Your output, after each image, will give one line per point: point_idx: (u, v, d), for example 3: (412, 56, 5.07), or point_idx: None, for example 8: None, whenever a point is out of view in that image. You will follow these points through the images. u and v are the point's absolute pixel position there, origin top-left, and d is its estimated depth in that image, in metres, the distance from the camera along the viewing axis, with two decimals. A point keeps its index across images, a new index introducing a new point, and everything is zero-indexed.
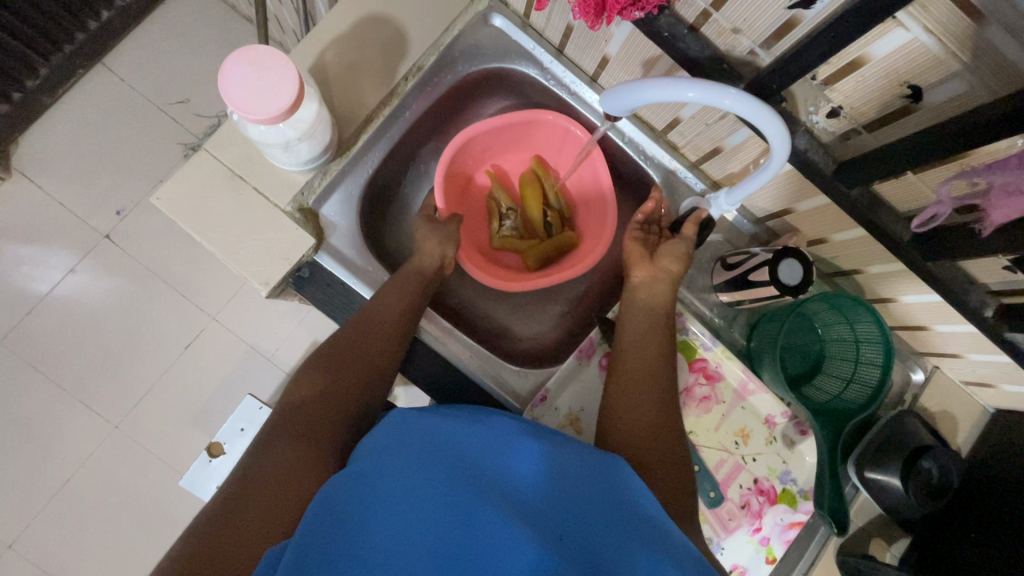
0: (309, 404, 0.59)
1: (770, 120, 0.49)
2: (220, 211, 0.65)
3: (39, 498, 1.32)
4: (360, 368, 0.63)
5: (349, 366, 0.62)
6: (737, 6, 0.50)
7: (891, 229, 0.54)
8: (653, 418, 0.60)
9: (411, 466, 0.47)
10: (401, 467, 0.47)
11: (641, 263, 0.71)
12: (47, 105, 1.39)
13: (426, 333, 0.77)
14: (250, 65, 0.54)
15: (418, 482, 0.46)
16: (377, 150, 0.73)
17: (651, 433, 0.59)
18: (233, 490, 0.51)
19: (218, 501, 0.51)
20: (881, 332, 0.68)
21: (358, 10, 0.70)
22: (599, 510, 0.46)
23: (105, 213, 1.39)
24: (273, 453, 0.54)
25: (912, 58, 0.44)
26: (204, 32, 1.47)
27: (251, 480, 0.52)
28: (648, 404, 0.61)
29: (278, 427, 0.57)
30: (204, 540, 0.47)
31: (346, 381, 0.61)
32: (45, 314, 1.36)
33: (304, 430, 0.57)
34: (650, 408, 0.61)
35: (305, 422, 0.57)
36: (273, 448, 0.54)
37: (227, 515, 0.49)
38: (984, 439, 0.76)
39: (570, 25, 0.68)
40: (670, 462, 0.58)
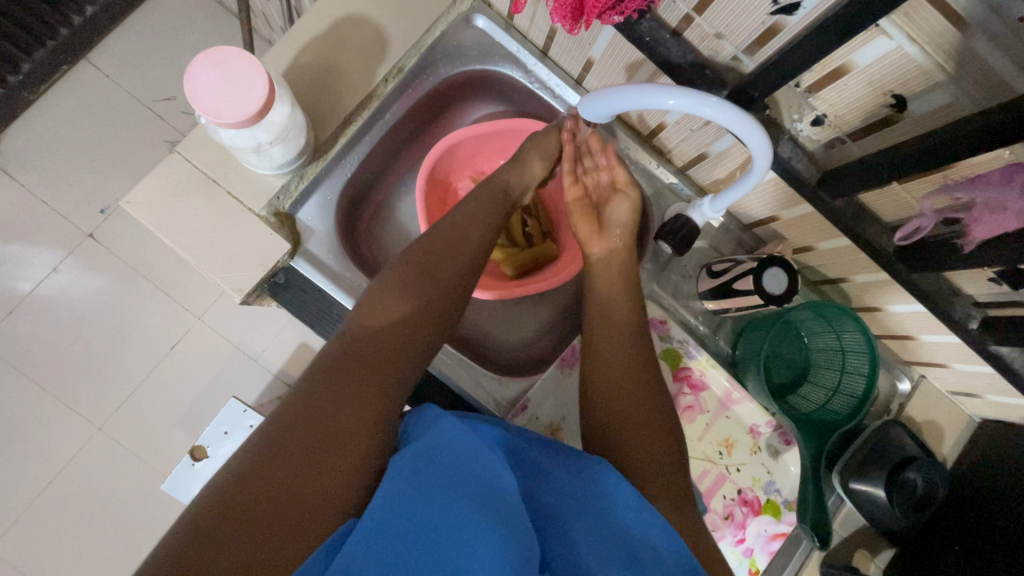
0: (360, 355, 0.53)
1: (751, 130, 0.48)
2: (193, 216, 0.63)
3: (22, 500, 1.30)
4: (420, 322, 0.58)
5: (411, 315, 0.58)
6: (719, 11, 0.49)
7: (875, 240, 0.54)
8: (635, 406, 0.58)
9: (423, 464, 0.44)
10: (407, 466, 0.44)
11: (592, 239, 0.70)
12: (29, 102, 1.36)
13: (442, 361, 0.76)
14: (217, 67, 0.53)
15: (434, 478, 0.43)
16: (357, 153, 0.71)
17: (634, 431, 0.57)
18: (274, 439, 0.46)
19: (264, 445, 0.46)
20: (867, 342, 0.67)
21: (337, 9, 0.69)
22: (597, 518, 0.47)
23: (89, 212, 1.37)
24: (316, 404, 0.49)
25: (896, 66, 0.43)
26: (191, 28, 1.45)
27: (295, 430, 0.47)
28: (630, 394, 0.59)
29: (326, 373, 0.51)
30: (242, 488, 0.43)
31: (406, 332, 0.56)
32: (26, 313, 1.34)
33: (358, 378, 0.51)
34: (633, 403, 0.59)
35: (356, 370, 0.52)
36: (325, 395, 0.49)
37: (269, 468, 0.44)
38: (969, 449, 0.75)
39: (554, 26, 0.66)
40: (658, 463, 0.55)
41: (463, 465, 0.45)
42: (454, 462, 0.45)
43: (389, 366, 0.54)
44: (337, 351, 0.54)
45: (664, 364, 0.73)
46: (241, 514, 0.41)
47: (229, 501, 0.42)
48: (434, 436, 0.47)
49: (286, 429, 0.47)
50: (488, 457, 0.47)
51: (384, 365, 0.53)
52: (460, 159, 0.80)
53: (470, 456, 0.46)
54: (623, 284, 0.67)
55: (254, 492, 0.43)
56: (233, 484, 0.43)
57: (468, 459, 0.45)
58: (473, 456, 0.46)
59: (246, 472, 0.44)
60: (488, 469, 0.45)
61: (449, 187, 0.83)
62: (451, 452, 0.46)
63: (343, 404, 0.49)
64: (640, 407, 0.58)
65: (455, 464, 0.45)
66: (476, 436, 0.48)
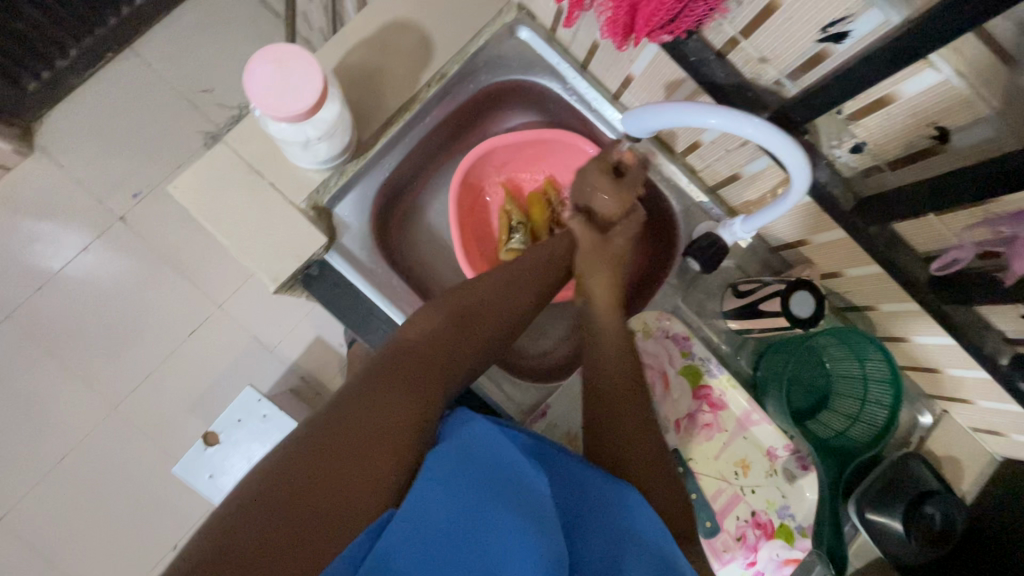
0: (406, 370, 0.53)
1: (792, 152, 0.48)
2: (236, 205, 0.65)
3: (34, 473, 1.33)
4: (468, 334, 0.59)
5: (461, 331, 0.59)
6: (766, 35, 0.50)
7: (909, 268, 0.54)
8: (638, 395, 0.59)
9: (458, 464, 0.47)
10: (442, 466, 0.47)
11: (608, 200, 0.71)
12: (74, 86, 1.41)
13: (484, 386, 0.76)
14: (276, 63, 0.55)
15: (466, 483, 0.46)
16: (396, 153, 0.73)
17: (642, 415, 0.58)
18: (311, 442, 0.46)
19: (305, 447, 0.46)
20: (892, 372, 0.68)
21: (386, 14, 0.71)
22: (616, 520, 0.49)
23: (122, 196, 1.41)
24: (355, 408, 0.49)
25: (941, 98, 0.44)
26: (232, 24, 1.49)
27: (333, 432, 0.47)
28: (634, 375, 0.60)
29: (369, 382, 0.51)
30: (284, 489, 0.43)
31: (452, 344, 0.58)
32: (55, 291, 1.37)
33: (401, 388, 0.51)
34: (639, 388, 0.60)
35: (398, 384, 0.52)
36: (372, 401, 0.49)
37: (305, 483, 0.44)
38: (990, 488, 0.74)
39: (596, 41, 0.68)
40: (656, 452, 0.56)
41: (489, 464, 0.48)
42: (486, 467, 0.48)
43: (434, 379, 0.55)
44: (381, 361, 0.54)
45: (684, 380, 0.74)
46: (283, 510, 0.42)
47: (269, 498, 0.43)
48: (464, 441, 0.50)
49: (324, 432, 0.46)
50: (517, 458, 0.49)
51: (422, 378, 0.53)
52: (492, 163, 0.81)
53: (497, 461, 0.48)
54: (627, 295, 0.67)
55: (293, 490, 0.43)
56: (267, 498, 0.42)
57: (497, 466, 0.48)
58: (502, 460, 0.48)
59: (283, 472, 0.44)
60: (518, 470, 0.48)
61: (480, 194, 0.84)
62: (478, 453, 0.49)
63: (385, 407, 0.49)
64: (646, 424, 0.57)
65: (482, 464, 0.48)
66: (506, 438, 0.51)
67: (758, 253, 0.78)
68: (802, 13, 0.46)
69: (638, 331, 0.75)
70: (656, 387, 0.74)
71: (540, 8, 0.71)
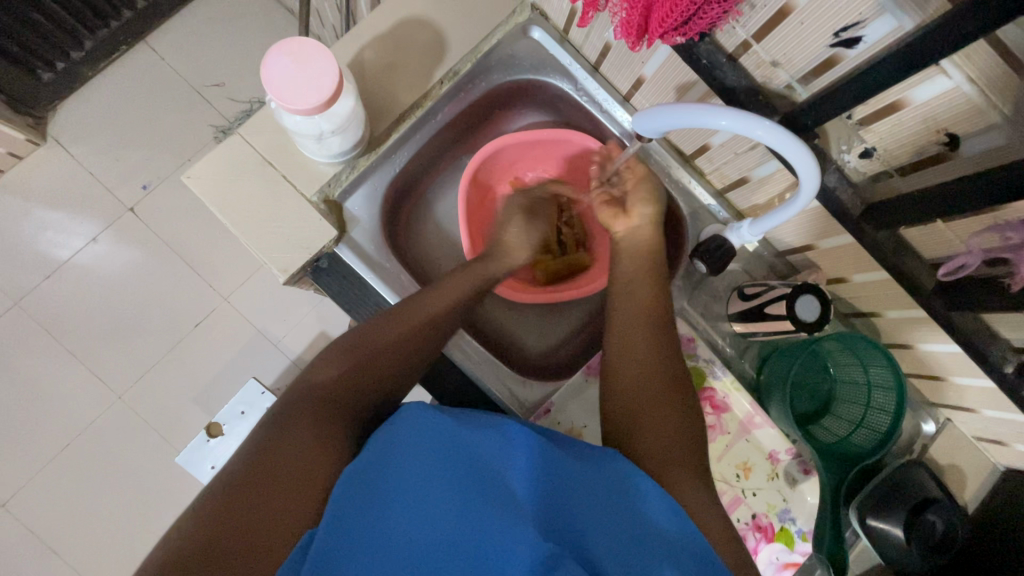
0: (314, 402, 0.56)
1: (802, 155, 0.49)
2: (247, 196, 0.66)
3: (38, 460, 1.34)
4: (393, 355, 0.60)
5: (382, 353, 0.60)
6: (779, 39, 0.51)
7: (915, 274, 0.54)
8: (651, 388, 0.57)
9: (396, 450, 0.51)
10: (381, 456, 0.51)
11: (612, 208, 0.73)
12: (87, 77, 1.43)
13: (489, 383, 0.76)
14: (293, 56, 0.55)
15: (403, 466, 0.49)
16: (407, 149, 0.74)
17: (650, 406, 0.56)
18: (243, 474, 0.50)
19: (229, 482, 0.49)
20: (895, 379, 0.67)
21: (401, 11, 0.72)
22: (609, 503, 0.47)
23: (132, 187, 1.42)
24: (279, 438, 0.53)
25: (953, 105, 0.44)
26: (245, 19, 1.51)
27: (260, 467, 0.50)
28: (645, 367, 0.58)
29: (288, 416, 0.55)
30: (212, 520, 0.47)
31: (377, 368, 0.59)
32: (63, 279, 1.38)
33: (313, 419, 0.55)
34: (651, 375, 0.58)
35: (320, 415, 0.55)
36: (292, 435, 0.53)
37: (233, 513, 0.47)
38: (993, 498, 0.74)
39: (609, 42, 0.68)
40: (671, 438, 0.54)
41: (440, 454, 0.50)
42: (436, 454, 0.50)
43: (342, 412, 0.57)
44: (297, 396, 0.57)
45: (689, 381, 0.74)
46: (220, 549, 0.45)
47: (210, 531, 0.46)
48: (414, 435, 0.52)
49: (253, 467, 0.50)
50: (457, 437, 0.51)
51: (342, 407, 0.57)
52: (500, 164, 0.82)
53: (437, 445, 0.50)
54: (649, 289, 0.64)
55: (233, 518, 0.47)
56: (201, 530, 0.46)
57: (433, 450, 0.50)
58: (437, 442, 0.50)
59: (217, 506, 0.47)
60: (455, 450, 0.50)
61: (489, 193, 0.85)
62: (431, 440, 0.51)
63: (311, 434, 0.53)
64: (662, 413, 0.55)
65: (434, 454, 0.50)
66: (448, 420, 0.52)
67: (764, 257, 0.78)
68: (816, 17, 0.46)
69: None
70: None
71: (553, 10, 0.72)
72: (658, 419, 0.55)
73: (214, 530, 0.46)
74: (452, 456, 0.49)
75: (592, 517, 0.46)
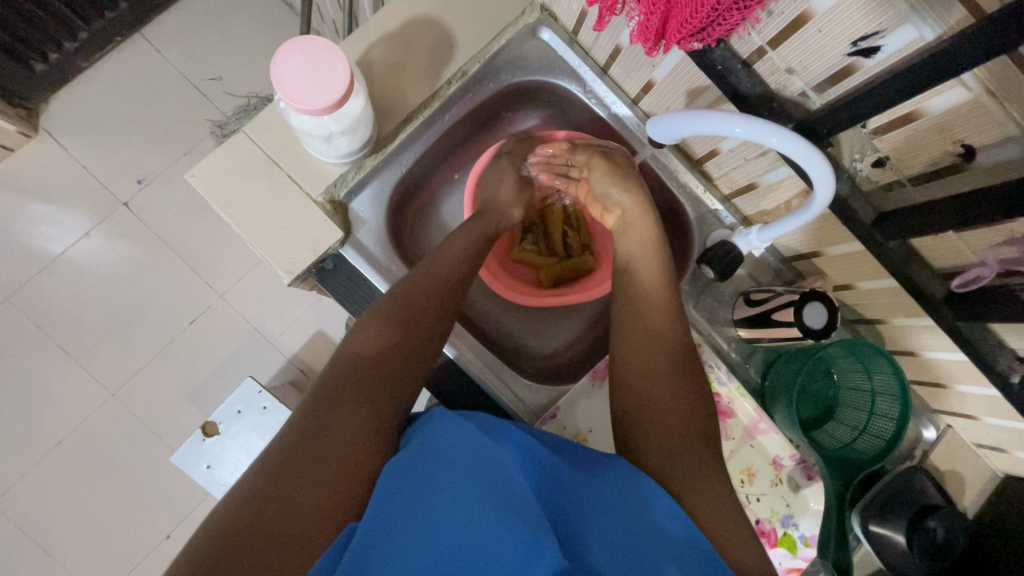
0: (352, 384, 0.56)
1: (817, 163, 0.48)
2: (252, 195, 0.65)
3: (29, 458, 1.31)
4: (419, 326, 0.62)
5: (410, 325, 0.61)
6: (795, 47, 0.50)
7: (925, 284, 0.55)
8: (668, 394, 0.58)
9: (423, 454, 0.49)
10: (412, 459, 0.49)
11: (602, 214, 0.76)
12: (82, 69, 1.40)
13: (493, 385, 0.76)
14: (302, 55, 0.54)
15: (438, 467, 0.47)
16: (414, 149, 0.73)
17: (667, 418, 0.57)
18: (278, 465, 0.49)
19: (276, 459, 0.50)
20: (899, 386, 0.67)
21: (409, 10, 0.71)
22: (625, 512, 0.48)
23: (127, 181, 1.40)
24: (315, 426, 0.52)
25: (969, 116, 0.44)
26: (243, 13, 1.49)
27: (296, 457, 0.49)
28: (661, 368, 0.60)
29: (324, 399, 0.54)
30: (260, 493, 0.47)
31: (407, 342, 0.60)
32: (56, 274, 1.36)
33: (353, 402, 0.54)
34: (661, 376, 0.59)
35: (360, 395, 0.55)
36: (335, 412, 0.53)
37: (280, 486, 0.47)
38: (992, 504, 0.75)
39: (620, 45, 0.68)
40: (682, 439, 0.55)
41: (470, 458, 0.48)
42: (468, 460, 0.48)
43: (383, 388, 0.57)
44: (332, 378, 0.57)
45: None
46: (256, 531, 0.45)
47: (245, 522, 0.45)
48: (442, 439, 0.50)
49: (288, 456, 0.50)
50: (484, 442, 0.50)
51: (381, 384, 0.57)
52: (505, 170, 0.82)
53: (465, 449, 0.49)
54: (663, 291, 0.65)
55: (269, 510, 0.46)
56: (250, 505, 0.46)
57: (461, 455, 0.48)
58: (466, 446, 0.49)
59: (253, 497, 0.46)
60: (484, 453, 0.49)
61: None
62: (457, 445, 0.49)
63: (356, 408, 0.54)
64: (680, 414, 0.57)
65: (465, 458, 0.48)
66: (475, 426, 0.51)
67: (770, 262, 0.78)
68: (834, 26, 0.46)
69: None
70: None
71: (563, 11, 0.71)
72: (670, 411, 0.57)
73: (257, 507, 0.46)
74: (480, 458, 0.48)
75: (599, 516, 0.47)
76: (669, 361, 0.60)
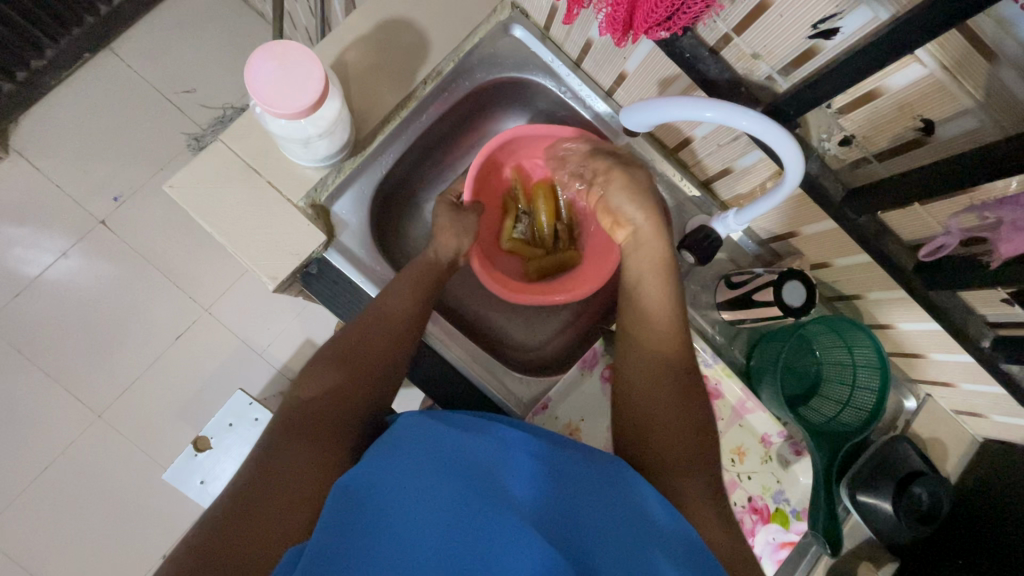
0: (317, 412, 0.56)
1: (786, 144, 0.50)
2: (232, 203, 0.65)
3: (16, 486, 1.29)
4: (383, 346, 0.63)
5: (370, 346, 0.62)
6: (759, 31, 0.52)
7: (897, 257, 0.56)
8: (660, 377, 0.58)
9: (388, 455, 0.50)
10: (379, 466, 0.49)
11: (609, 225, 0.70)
12: (50, 87, 1.37)
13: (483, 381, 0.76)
14: (276, 60, 0.55)
15: (413, 473, 0.47)
16: (393, 151, 0.73)
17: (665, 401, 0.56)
18: (244, 488, 0.49)
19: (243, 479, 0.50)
20: (879, 357, 0.69)
21: (381, 12, 0.71)
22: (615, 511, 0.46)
23: (103, 199, 1.38)
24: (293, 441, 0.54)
25: (926, 92, 0.46)
26: (213, 23, 1.47)
27: (263, 479, 0.50)
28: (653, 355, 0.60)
29: (290, 426, 0.55)
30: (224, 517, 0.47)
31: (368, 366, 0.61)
32: (33, 297, 1.34)
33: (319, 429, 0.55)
34: (656, 361, 0.59)
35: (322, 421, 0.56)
36: (304, 438, 0.54)
37: (242, 509, 0.48)
38: (974, 467, 0.77)
39: (591, 39, 0.69)
40: (673, 426, 0.55)
41: (447, 460, 0.48)
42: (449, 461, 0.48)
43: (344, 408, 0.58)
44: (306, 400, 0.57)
45: None
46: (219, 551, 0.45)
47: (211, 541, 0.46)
48: (418, 444, 0.50)
49: (257, 475, 0.50)
50: (449, 444, 0.50)
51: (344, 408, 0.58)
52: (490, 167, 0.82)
53: (441, 454, 0.49)
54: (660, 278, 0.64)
55: (239, 521, 0.47)
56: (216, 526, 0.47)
57: (428, 455, 0.49)
58: (430, 445, 0.50)
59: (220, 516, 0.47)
60: (450, 451, 0.49)
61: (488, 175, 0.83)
62: (435, 449, 0.49)
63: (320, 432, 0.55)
64: (670, 403, 0.56)
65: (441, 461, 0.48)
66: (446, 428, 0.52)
67: (749, 246, 0.80)
68: (794, 10, 0.48)
69: None
70: None
71: (534, 7, 0.72)
72: (658, 404, 0.56)
73: (219, 526, 0.47)
74: (451, 457, 0.48)
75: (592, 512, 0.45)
76: (660, 347, 0.60)
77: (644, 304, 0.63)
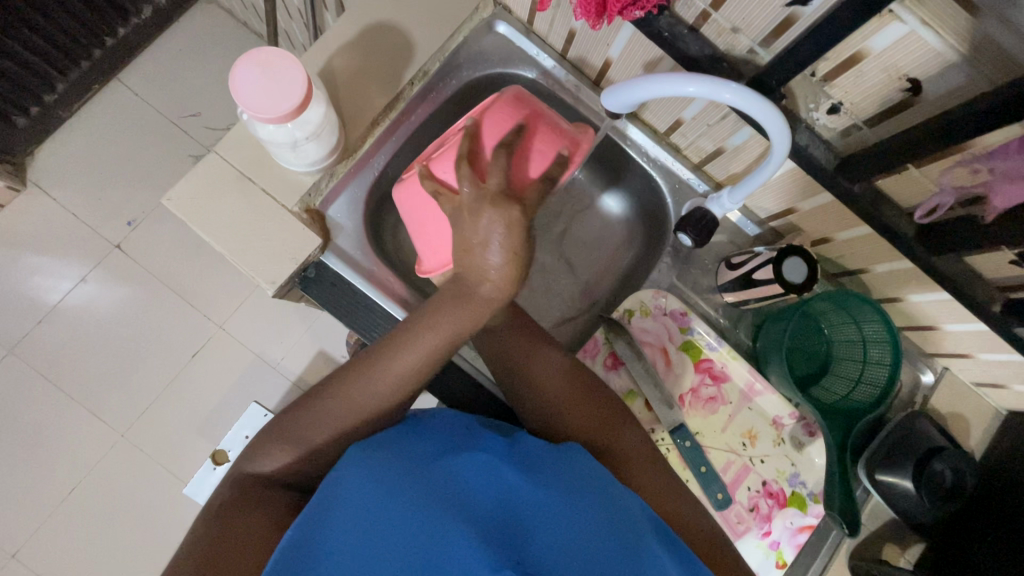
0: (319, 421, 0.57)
1: (769, 114, 0.49)
2: (228, 213, 0.66)
3: (44, 508, 1.32)
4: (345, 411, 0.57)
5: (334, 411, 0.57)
6: (735, 5, 0.51)
7: (896, 223, 0.55)
8: (577, 404, 0.63)
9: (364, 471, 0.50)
10: (346, 476, 0.50)
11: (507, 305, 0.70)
12: (63, 120, 1.43)
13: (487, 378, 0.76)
14: (260, 67, 0.56)
15: (388, 491, 0.47)
16: (385, 152, 0.73)
17: (596, 420, 0.62)
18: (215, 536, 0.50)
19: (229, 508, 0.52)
20: (888, 331, 0.68)
21: (366, 18, 0.72)
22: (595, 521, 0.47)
23: (117, 224, 1.42)
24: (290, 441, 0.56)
25: (909, 49, 0.45)
26: (215, 48, 1.52)
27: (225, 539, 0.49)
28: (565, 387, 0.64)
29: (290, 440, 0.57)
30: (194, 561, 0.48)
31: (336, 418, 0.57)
32: (55, 323, 1.38)
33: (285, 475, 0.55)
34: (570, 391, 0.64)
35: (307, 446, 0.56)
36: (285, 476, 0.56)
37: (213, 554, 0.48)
38: (999, 441, 0.75)
39: (573, 28, 0.69)
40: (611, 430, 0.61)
41: (422, 480, 0.48)
42: (428, 480, 0.48)
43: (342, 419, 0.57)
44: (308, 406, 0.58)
45: (685, 355, 0.74)
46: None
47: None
48: (391, 461, 0.51)
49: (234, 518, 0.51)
50: (414, 454, 0.52)
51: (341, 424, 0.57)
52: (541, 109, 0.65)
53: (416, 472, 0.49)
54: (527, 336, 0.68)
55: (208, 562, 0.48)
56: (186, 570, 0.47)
57: (394, 462, 0.50)
58: (396, 458, 0.51)
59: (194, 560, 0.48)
60: (410, 457, 0.51)
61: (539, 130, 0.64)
62: (409, 467, 0.50)
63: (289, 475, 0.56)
64: (596, 416, 0.62)
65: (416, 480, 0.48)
66: (417, 446, 0.53)
67: (749, 227, 0.78)
68: None
69: (635, 311, 0.75)
70: (658, 363, 0.74)
71: (515, 3, 0.73)
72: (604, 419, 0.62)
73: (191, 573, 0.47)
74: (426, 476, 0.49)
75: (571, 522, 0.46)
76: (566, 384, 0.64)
77: (530, 363, 0.66)
